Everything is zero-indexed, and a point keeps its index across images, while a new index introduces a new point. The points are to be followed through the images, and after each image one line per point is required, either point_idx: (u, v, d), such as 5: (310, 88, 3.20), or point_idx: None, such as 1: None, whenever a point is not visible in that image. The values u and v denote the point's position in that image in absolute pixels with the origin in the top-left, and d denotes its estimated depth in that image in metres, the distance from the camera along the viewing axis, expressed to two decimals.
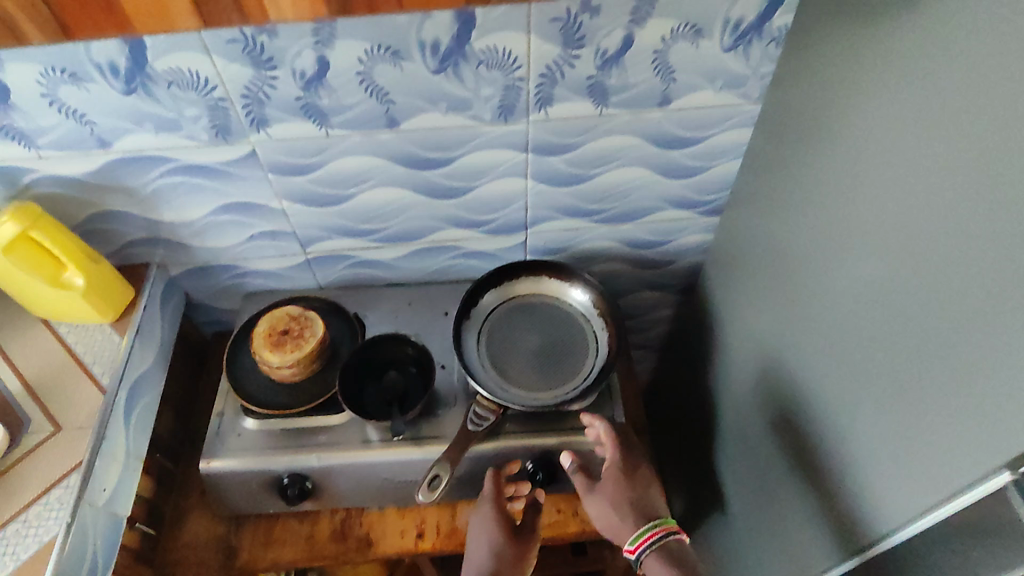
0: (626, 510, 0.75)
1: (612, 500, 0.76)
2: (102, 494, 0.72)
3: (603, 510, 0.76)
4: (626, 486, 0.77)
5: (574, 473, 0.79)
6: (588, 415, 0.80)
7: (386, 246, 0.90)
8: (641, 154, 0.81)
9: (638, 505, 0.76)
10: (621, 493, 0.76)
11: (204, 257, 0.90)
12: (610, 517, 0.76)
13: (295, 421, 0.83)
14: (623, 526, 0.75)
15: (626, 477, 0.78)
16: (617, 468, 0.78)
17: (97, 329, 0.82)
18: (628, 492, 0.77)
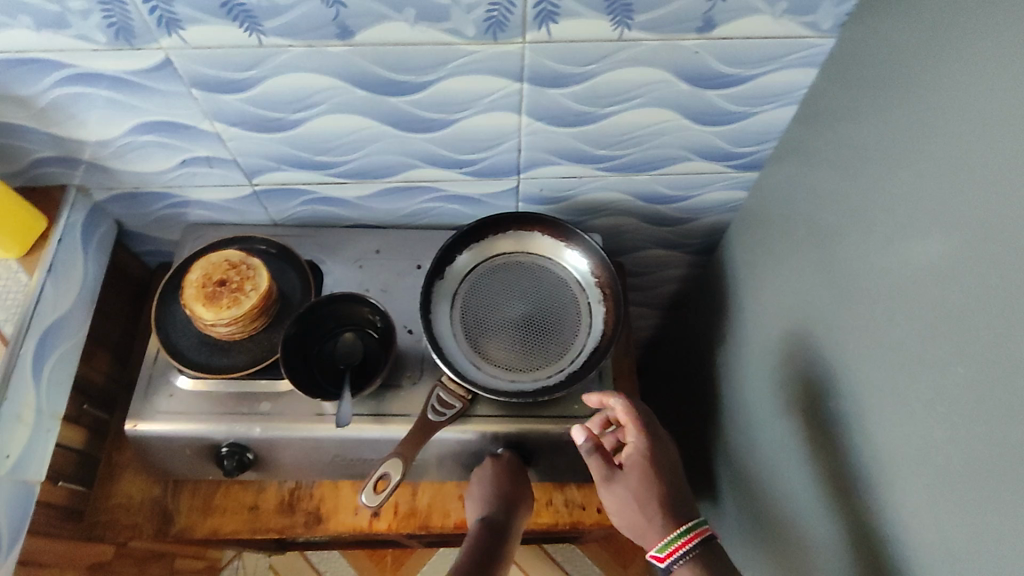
0: (653, 509, 0.60)
1: (637, 494, 0.61)
2: (3, 463, 0.63)
3: (624, 505, 0.61)
4: (654, 478, 0.62)
5: (588, 455, 0.64)
6: (599, 394, 0.65)
7: (349, 182, 0.76)
8: (667, 93, 0.64)
9: (668, 502, 0.61)
10: (647, 488, 0.61)
11: (133, 183, 0.75)
12: (634, 515, 0.61)
13: (236, 383, 0.70)
14: (649, 528, 0.60)
15: (653, 468, 0.62)
16: (642, 455, 0.63)
17: (1, 266, 0.69)
18: (655, 485, 0.61)
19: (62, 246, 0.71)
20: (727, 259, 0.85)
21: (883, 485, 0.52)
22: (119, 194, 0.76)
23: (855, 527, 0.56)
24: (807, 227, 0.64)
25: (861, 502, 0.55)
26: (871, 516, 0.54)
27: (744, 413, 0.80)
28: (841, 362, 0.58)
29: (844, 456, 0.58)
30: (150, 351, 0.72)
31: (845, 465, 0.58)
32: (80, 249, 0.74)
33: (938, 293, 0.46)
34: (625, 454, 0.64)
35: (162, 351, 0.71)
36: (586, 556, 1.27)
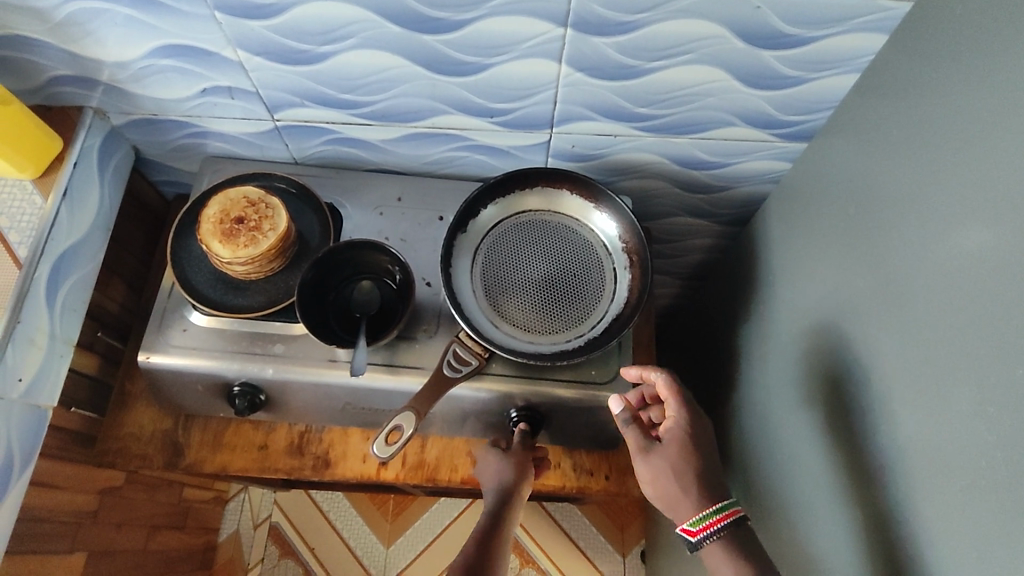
0: (689, 483, 0.60)
1: (673, 466, 0.60)
2: (17, 385, 0.62)
3: (660, 477, 0.61)
4: (692, 454, 0.61)
5: (626, 425, 0.63)
6: (639, 368, 0.66)
7: (374, 124, 0.72)
8: (719, 50, 0.60)
9: (704, 478, 0.60)
10: (685, 461, 0.61)
11: (151, 110, 0.72)
12: (669, 488, 0.60)
13: (250, 324, 0.69)
14: (683, 501, 0.59)
15: (692, 443, 0.62)
16: (681, 430, 0.62)
17: (16, 187, 0.67)
18: (693, 461, 0.61)
19: (78, 169, 0.69)
20: (759, 232, 0.82)
21: (904, 479, 0.51)
22: (138, 120, 0.74)
23: (870, 519, 0.55)
24: (853, 206, 0.61)
25: (880, 494, 0.54)
26: (888, 510, 0.53)
27: (761, 393, 0.78)
28: (875, 350, 0.56)
29: (866, 447, 0.56)
30: (164, 285, 0.71)
31: (866, 455, 0.56)
32: (96, 174, 0.72)
33: (997, 285, 0.43)
34: (664, 427, 0.63)
35: (176, 285, 0.70)
36: (584, 516, 1.28)
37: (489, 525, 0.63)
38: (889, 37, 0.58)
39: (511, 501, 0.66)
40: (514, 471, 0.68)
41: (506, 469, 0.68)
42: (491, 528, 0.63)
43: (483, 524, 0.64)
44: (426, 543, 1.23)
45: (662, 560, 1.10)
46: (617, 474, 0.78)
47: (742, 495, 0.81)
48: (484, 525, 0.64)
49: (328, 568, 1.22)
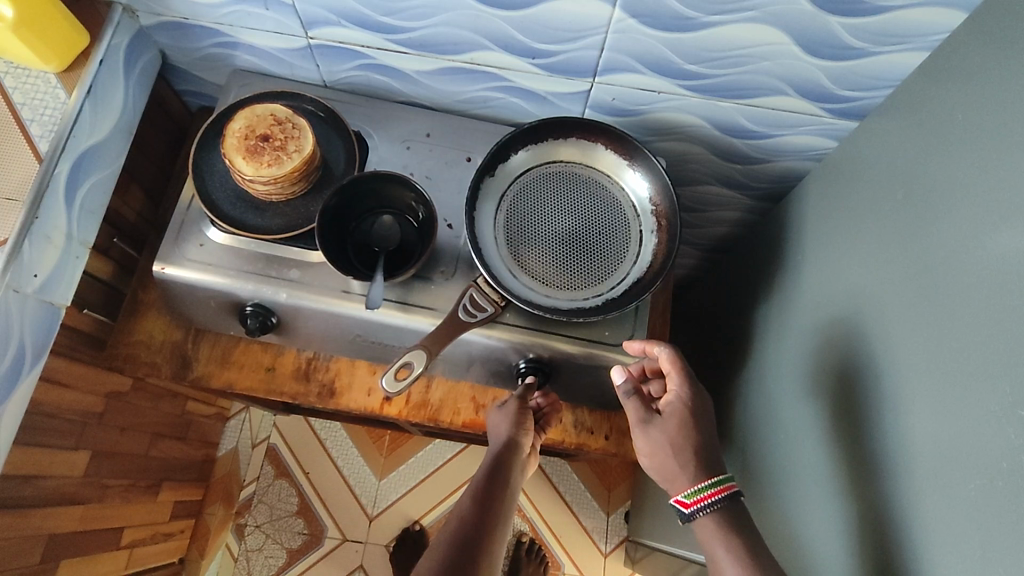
0: (687, 456, 0.60)
1: (671, 440, 0.61)
2: (31, 281, 0.62)
3: (657, 449, 0.61)
4: (693, 429, 0.62)
5: (627, 397, 0.64)
6: (643, 342, 0.65)
7: (410, 53, 0.69)
8: (787, 10, 0.56)
9: (701, 452, 0.61)
10: (684, 436, 0.61)
11: (180, 14, 0.69)
12: (668, 460, 0.61)
13: (267, 246, 0.68)
14: (679, 474, 0.60)
15: (693, 419, 0.62)
16: (682, 404, 0.63)
17: (41, 79, 0.65)
18: (694, 438, 0.61)
19: (103, 67, 0.67)
20: (790, 211, 0.80)
21: (909, 470, 0.50)
22: (167, 22, 0.70)
23: (867, 507, 0.55)
24: (896, 191, 0.58)
25: (882, 483, 0.53)
26: (889, 499, 0.52)
27: (769, 372, 0.78)
28: (899, 341, 0.54)
29: (874, 437, 0.56)
30: (183, 199, 0.70)
31: (872, 445, 0.56)
32: (122, 75, 0.70)
33: None
34: (665, 401, 0.64)
35: (196, 199, 0.69)
36: (573, 473, 1.31)
37: (489, 478, 0.64)
38: (968, 14, 0.54)
39: (512, 452, 0.66)
40: (514, 423, 0.68)
41: (508, 421, 0.68)
42: (491, 480, 0.64)
43: (484, 477, 0.64)
44: (417, 480, 1.26)
45: (645, 522, 1.12)
46: (617, 434, 0.77)
47: (737, 469, 0.81)
48: (484, 476, 0.64)
49: (321, 492, 1.25)
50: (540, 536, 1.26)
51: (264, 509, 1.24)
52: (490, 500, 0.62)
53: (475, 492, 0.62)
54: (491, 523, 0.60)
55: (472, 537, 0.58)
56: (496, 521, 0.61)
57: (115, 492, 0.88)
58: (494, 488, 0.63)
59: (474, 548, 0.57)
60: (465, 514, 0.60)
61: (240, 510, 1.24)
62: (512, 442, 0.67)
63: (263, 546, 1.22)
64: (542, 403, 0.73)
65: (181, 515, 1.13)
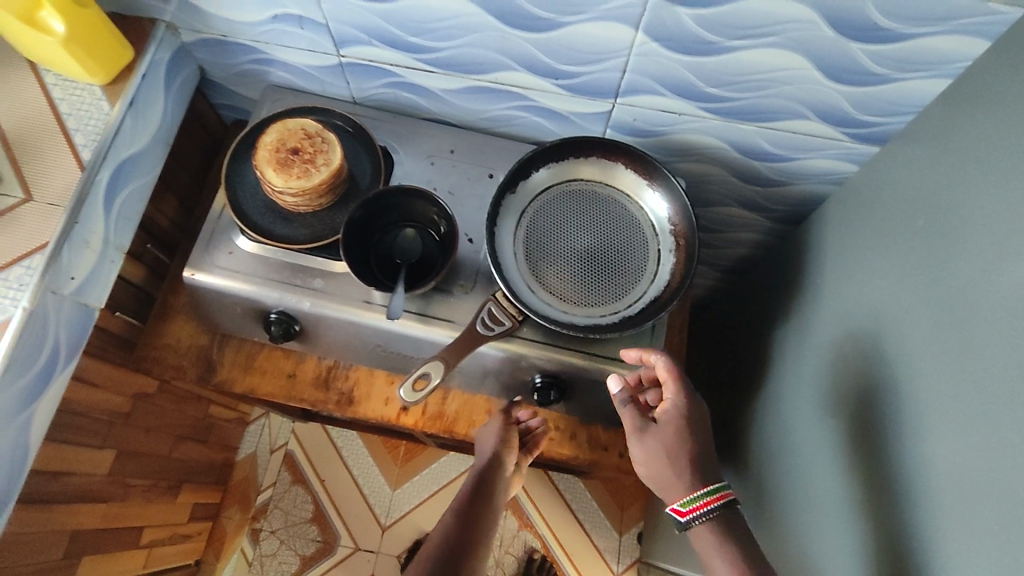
0: (683, 465, 0.61)
1: (666, 450, 0.61)
2: (69, 284, 0.64)
3: (654, 458, 0.62)
4: (688, 437, 0.62)
5: (622, 405, 0.64)
6: (639, 350, 0.65)
7: (437, 72, 0.71)
8: (809, 37, 0.57)
9: (699, 462, 0.61)
10: (680, 444, 0.61)
11: (219, 31, 0.71)
12: (663, 469, 0.61)
13: (293, 256, 0.70)
14: (675, 483, 0.60)
15: (688, 426, 0.62)
16: (679, 413, 0.63)
17: (87, 91, 0.68)
18: (691, 445, 0.62)
19: (145, 81, 0.70)
20: (810, 234, 0.80)
21: (930, 500, 0.50)
22: (207, 38, 0.73)
23: (886, 536, 0.54)
24: (917, 217, 0.58)
25: (902, 513, 0.53)
26: (908, 529, 0.52)
27: (787, 395, 0.77)
28: (919, 368, 0.54)
29: (893, 465, 0.55)
30: (215, 207, 0.73)
31: (891, 473, 0.55)
32: (162, 88, 0.73)
33: None
34: (661, 409, 0.64)
35: (226, 207, 0.71)
36: (587, 491, 1.30)
37: (473, 497, 0.68)
38: (992, 43, 0.54)
39: (494, 470, 0.70)
40: (501, 442, 0.71)
41: (496, 441, 0.71)
42: (473, 499, 0.68)
43: (467, 496, 0.68)
44: (430, 492, 1.27)
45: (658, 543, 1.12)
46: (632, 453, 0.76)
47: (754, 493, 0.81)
48: (467, 496, 0.68)
49: (335, 500, 1.26)
50: (552, 554, 1.25)
51: (279, 515, 1.26)
52: (473, 517, 0.66)
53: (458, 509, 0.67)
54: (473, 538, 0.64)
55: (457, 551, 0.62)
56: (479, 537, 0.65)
57: (138, 491, 0.90)
58: (477, 507, 0.67)
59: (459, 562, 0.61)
60: (449, 527, 0.64)
61: (256, 515, 1.26)
62: (499, 460, 0.70)
63: (277, 552, 1.23)
64: (535, 423, 0.75)
65: (199, 517, 1.15)
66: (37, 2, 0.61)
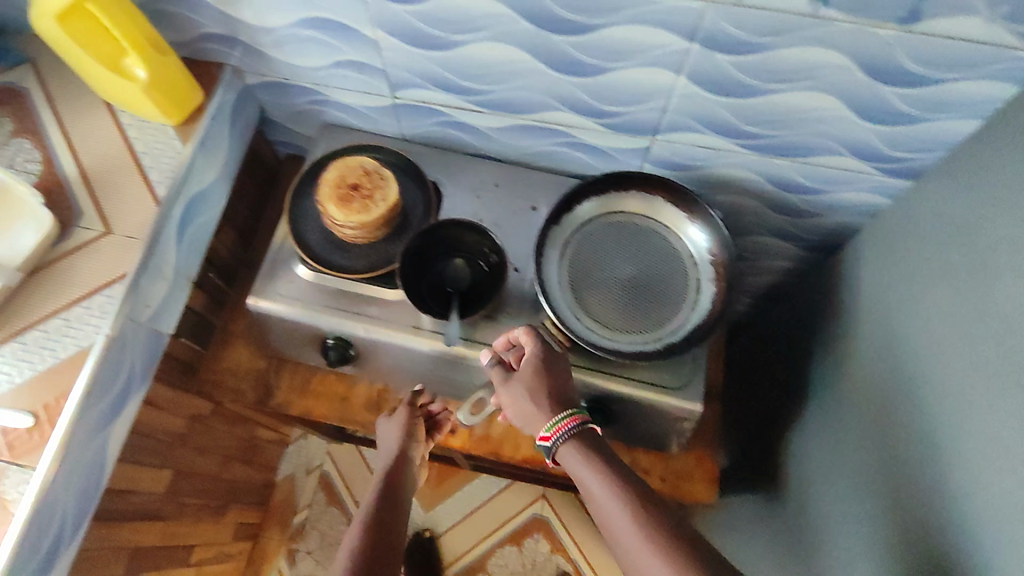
0: (545, 398, 0.62)
1: (516, 388, 0.63)
2: (145, 311, 0.68)
3: (518, 398, 0.63)
4: (548, 376, 0.63)
5: (491, 368, 0.67)
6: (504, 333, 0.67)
7: (486, 112, 0.76)
8: (842, 81, 0.60)
9: (559, 395, 0.62)
10: (540, 382, 0.63)
11: (283, 75, 0.76)
12: (530, 411, 0.62)
13: (349, 285, 0.75)
14: (536, 415, 0.61)
15: (546, 366, 0.63)
16: (535, 357, 0.64)
17: (161, 131, 0.72)
18: (543, 382, 0.63)
19: (213, 120, 0.74)
20: (842, 263, 0.82)
21: (973, 523, 0.52)
22: (269, 82, 0.78)
23: (930, 559, 0.56)
24: (950, 249, 0.61)
25: (946, 536, 0.55)
26: (953, 551, 0.53)
27: (823, 420, 0.79)
28: (958, 394, 0.56)
29: (935, 489, 0.57)
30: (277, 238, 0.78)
31: (935, 497, 0.57)
32: (228, 126, 0.77)
33: None
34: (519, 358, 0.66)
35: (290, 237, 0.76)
36: None
37: (388, 484, 0.64)
38: (1020, 86, 0.57)
39: (404, 462, 0.68)
40: (405, 433, 0.72)
41: (399, 433, 0.71)
42: (386, 487, 0.64)
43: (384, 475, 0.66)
44: (462, 514, 1.30)
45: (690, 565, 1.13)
46: (674, 477, 0.79)
47: (794, 516, 0.82)
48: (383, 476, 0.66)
49: None
50: None
51: (316, 535, 1.28)
52: (389, 500, 0.62)
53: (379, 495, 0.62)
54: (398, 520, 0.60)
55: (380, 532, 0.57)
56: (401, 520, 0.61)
57: (191, 511, 0.94)
58: (393, 490, 0.64)
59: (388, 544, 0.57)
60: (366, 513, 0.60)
61: (293, 536, 1.28)
62: (405, 452, 0.69)
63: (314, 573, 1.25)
64: (436, 409, 0.77)
65: (241, 537, 1.18)
66: (123, 51, 0.64)
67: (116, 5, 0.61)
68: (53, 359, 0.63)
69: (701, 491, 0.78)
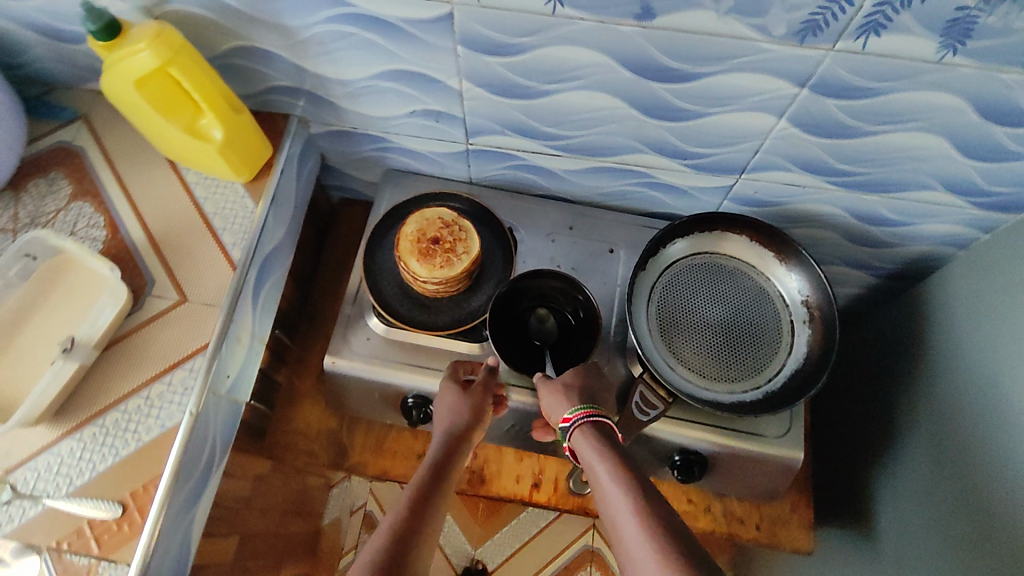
0: (571, 389, 0.60)
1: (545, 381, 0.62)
2: (225, 381, 0.65)
3: (549, 385, 0.62)
4: (580, 372, 0.62)
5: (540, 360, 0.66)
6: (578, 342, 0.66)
7: (564, 155, 0.73)
8: (954, 122, 0.59)
9: (585, 391, 0.60)
10: (574, 378, 0.61)
11: (351, 123, 0.73)
12: (555, 401, 0.60)
13: (428, 339, 0.72)
14: (559, 404, 0.60)
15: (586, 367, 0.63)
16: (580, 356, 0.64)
17: (230, 189, 0.70)
18: (571, 375, 0.62)
19: (282, 174, 0.72)
20: (931, 295, 0.81)
21: None
22: (336, 130, 0.75)
23: None
24: None
25: None
26: None
27: (919, 456, 0.77)
28: None
29: None
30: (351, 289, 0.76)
31: None
32: (293, 178, 0.74)
33: None
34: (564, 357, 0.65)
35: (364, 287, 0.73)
36: None
37: (437, 468, 0.56)
38: None
39: (460, 443, 0.60)
40: (469, 415, 0.63)
41: (456, 412, 0.63)
42: (434, 474, 0.56)
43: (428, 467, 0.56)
44: (513, 548, 1.28)
45: None
46: (767, 524, 0.80)
47: (888, 554, 0.80)
48: (426, 470, 0.56)
49: None
50: None
51: None
52: (433, 490, 0.54)
53: (422, 482, 0.54)
54: (431, 513, 0.52)
55: (403, 530, 0.49)
56: (437, 515, 0.52)
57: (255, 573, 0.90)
58: (438, 480, 0.55)
59: (407, 542, 0.48)
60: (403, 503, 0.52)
61: None
62: (465, 433, 0.61)
63: None
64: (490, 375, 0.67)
65: None
66: (199, 110, 0.61)
67: (198, 63, 0.57)
68: (137, 442, 0.60)
69: (799, 538, 0.80)
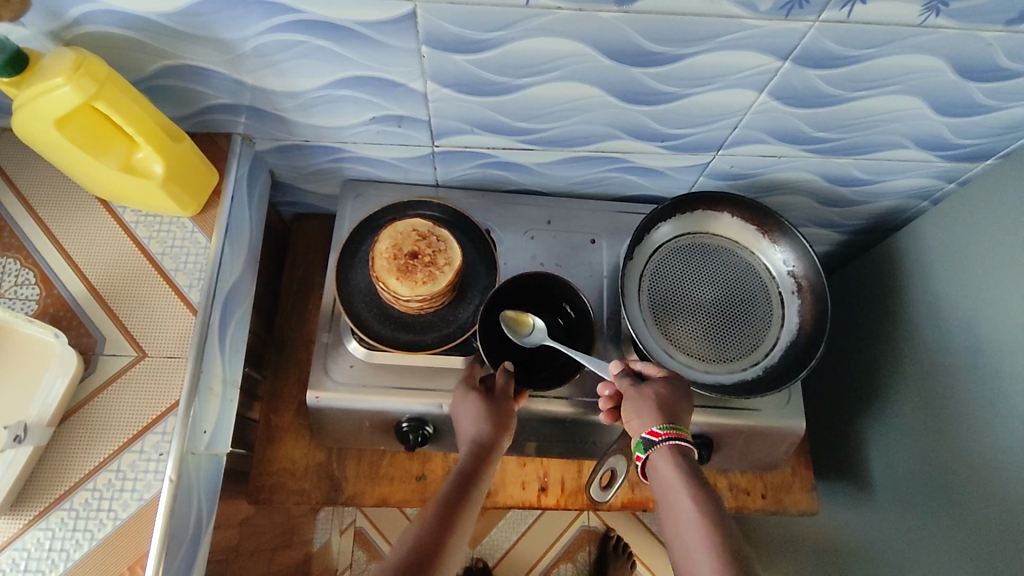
0: (667, 405, 0.57)
1: (640, 389, 0.58)
2: (203, 438, 0.59)
3: (643, 398, 0.58)
4: (680, 392, 0.59)
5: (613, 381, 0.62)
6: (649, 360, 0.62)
7: (536, 149, 0.69)
8: (929, 82, 0.58)
9: (677, 412, 0.57)
10: (670, 395, 0.58)
11: (302, 136, 0.67)
12: (644, 412, 0.57)
13: (416, 360, 0.67)
14: (653, 415, 0.57)
15: (681, 388, 0.59)
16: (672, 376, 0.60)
17: (176, 223, 0.63)
18: (671, 392, 0.58)
19: (233, 202, 0.65)
20: (903, 249, 0.82)
21: None
22: (285, 145, 0.69)
23: None
24: None
25: None
26: None
27: (906, 407, 0.79)
28: None
29: None
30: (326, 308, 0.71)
31: None
32: (246, 203, 0.68)
33: None
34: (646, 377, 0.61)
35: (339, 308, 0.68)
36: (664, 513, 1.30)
37: (458, 486, 0.54)
38: None
39: (484, 459, 0.57)
40: (492, 425, 0.59)
41: (476, 421, 0.60)
42: (455, 495, 0.53)
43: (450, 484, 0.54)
44: (511, 542, 1.25)
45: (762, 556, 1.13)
46: (772, 492, 0.80)
47: (888, 503, 0.83)
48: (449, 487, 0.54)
49: None
50: None
51: None
52: (451, 513, 0.51)
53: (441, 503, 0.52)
54: (447, 539, 0.49)
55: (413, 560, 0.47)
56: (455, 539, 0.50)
57: None
58: (458, 500, 0.53)
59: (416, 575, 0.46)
60: (418, 527, 0.50)
61: None
62: (488, 444, 0.58)
63: None
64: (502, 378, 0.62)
65: None
66: (134, 142, 0.55)
67: (126, 95, 0.52)
68: (113, 521, 0.53)
69: (803, 500, 0.80)
